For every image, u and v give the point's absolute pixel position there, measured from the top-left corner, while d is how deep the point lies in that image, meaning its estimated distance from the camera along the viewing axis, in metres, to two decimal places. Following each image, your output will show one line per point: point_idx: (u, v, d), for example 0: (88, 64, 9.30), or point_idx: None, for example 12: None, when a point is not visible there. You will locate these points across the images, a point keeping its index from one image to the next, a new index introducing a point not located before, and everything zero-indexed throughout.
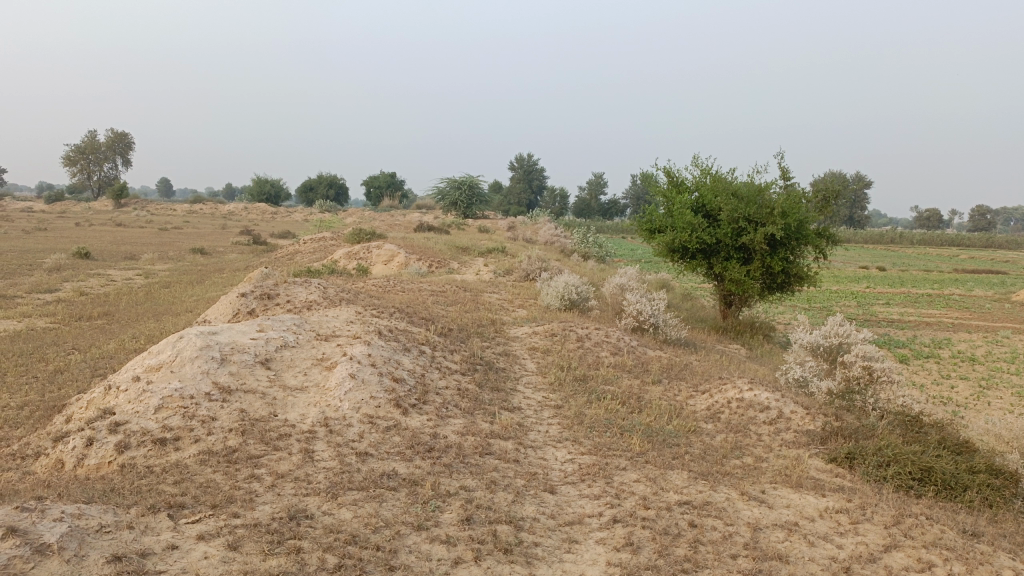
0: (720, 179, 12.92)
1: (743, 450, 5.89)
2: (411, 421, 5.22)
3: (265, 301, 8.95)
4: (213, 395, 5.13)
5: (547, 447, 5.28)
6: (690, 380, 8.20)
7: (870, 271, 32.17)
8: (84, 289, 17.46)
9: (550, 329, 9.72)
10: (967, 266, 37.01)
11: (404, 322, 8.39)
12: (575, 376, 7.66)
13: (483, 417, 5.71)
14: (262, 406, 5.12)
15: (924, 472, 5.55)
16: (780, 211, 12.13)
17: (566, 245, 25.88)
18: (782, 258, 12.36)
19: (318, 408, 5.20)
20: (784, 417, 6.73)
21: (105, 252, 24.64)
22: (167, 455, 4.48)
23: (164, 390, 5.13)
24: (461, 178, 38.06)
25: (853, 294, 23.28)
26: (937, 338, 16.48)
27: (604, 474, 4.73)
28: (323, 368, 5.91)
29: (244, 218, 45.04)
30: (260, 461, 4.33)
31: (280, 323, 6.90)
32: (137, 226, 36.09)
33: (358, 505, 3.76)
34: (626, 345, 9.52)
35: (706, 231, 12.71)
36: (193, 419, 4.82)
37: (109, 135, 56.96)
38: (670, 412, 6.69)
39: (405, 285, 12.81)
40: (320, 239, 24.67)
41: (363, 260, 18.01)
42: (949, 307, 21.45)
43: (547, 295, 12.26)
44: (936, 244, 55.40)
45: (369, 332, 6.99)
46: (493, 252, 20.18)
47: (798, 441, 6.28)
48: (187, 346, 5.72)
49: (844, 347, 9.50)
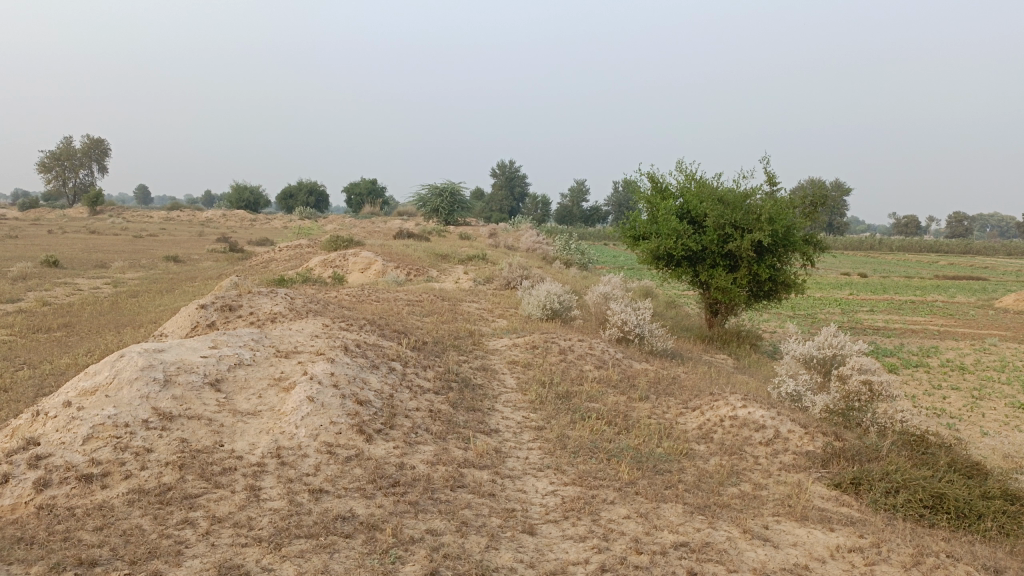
0: (706, 185, 12.50)
1: (740, 477, 5.41)
2: (375, 450, 4.69)
3: (226, 313, 8.34)
4: (151, 423, 4.57)
5: (526, 476, 4.77)
6: (679, 395, 7.72)
7: (851, 277, 32.04)
8: (48, 299, 16.74)
9: (531, 341, 9.21)
10: (946, 272, 37.09)
11: (375, 335, 7.85)
12: (556, 393, 7.16)
13: (457, 443, 5.19)
14: (206, 435, 4.57)
15: (936, 499, 5.10)
16: (767, 217, 11.72)
17: (548, 252, 25.47)
18: (768, 265, 11.95)
19: (270, 437, 4.65)
20: (781, 438, 6.24)
21: (74, 260, 23.81)
22: (92, 495, 3.91)
23: (95, 418, 4.56)
24: (442, 185, 37.67)
25: (836, 301, 23.01)
26: (924, 346, 16.16)
27: (590, 509, 4.23)
28: (280, 389, 5.36)
29: (222, 225, 44.26)
30: (197, 502, 3.80)
31: (236, 338, 6.33)
32: (111, 233, 35.28)
33: (305, 558, 3.24)
34: (611, 357, 9.02)
35: (692, 238, 12.26)
36: (125, 452, 4.27)
37: (85, 142, 55.83)
38: (659, 433, 6.20)
39: (381, 295, 12.25)
40: (296, 246, 24.03)
41: (339, 267, 17.42)
42: (934, 314, 21.18)
43: (529, 304, 11.76)
44: (914, 250, 55.63)
45: (334, 348, 6.45)
46: (473, 260, 19.64)
47: (798, 464, 5.81)
48: (126, 366, 5.16)
49: (838, 359, 9.06)
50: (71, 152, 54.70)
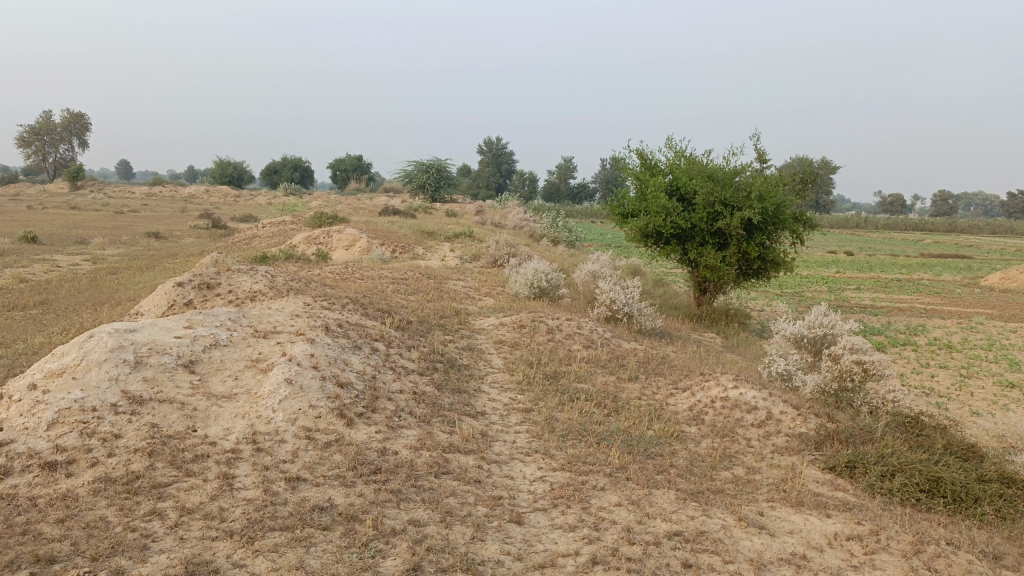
0: (695, 161, 12.31)
1: (732, 460, 5.27)
2: (356, 435, 4.50)
3: (204, 291, 8.09)
4: (121, 407, 4.36)
5: (513, 462, 4.60)
6: (669, 376, 7.57)
7: (838, 255, 32.05)
8: (26, 276, 16.39)
9: (518, 320, 9.03)
10: (931, 250, 37.18)
11: (358, 314, 7.64)
12: (544, 373, 6.99)
13: (442, 426, 5.01)
14: (179, 419, 4.36)
15: (932, 482, 4.98)
16: (757, 194, 11.55)
17: (535, 230, 25.25)
18: (758, 243, 11.80)
19: (246, 421, 4.44)
20: (774, 419, 6.11)
21: (54, 236, 23.35)
22: (55, 484, 3.70)
23: (61, 401, 4.34)
24: (429, 161, 37.22)
25: (823, 279, 22.98)
26: (912, 325, 16.13)
27: (580, 496, 4.07)
28: (258, 371, 5.15)
29: (205, 201, 43.60)
30: (166, 492, 3.61)
31: (213, 317, 6.10)
32: (91, 209, 34.68)
33: (279, 553, 3.06)
34: (599, 337, 8.86)
35: (681, 215, 12.08)
36: (92, 438, 4.06)
37: (65, 116, 54.81)
38: (650, 415, 6.05)
39: (365, 272, 12.01)
40: (280, 223, 23.67)
41: (323, 244, 17.13)
42: (920, 292, 21.16)
43: (516, 283, 11.57)
44: (900, 229, 55.78)
45: (315, 327, 6.23)
46: (460, 237, 19.38)
47: (791, 446, 5.67)
48: (95, 347, 4.92)
49: (829, 339, 8.94)
50: (51, 126, 53.74)
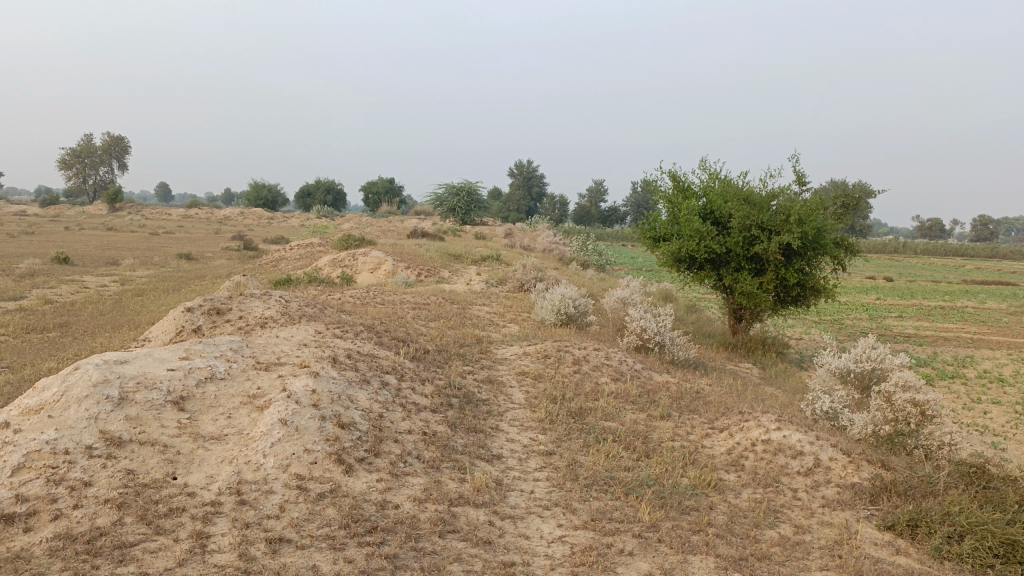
0: (731, 184, 11.77)
1: (778, 515, 4.70)
2: (354, 484, 4.03)
3: (214, 317, 7.72)
4: (97, 450, 3.94)
5: (530, 517, 4.09)
6: (704, 413, 7.01)
7: (877, 281, 31.11)
8: (52, 297, 16.30)
9: (542, 350, 8.53)
10: (975, 277, 35.91)
11: (372, 342, 7.21)
12: (569, 410, 6.48)
13: (452, 473, 4.52)
14: (158, 465, 3.94)
15: (1009, 546, 4.29)
16: (796, 218, 10.95)
17: (564, 253, 24.81)
18: (797, 269, 11.17)
19: (232, 467, 4.00)
20: (822, 467, 5.53)
21: (87, 256, 23.42)
22: (8, 540, 3.28)
23: (31, 443, 3.93)
24: (459, 184, 37.06)
25: (863, 306, 22.14)
26: (960, 356, 15.30)
27: (604, 564, 3.57)
28: (254, 409, 4.72)
29: (239, 223, 43.92)
30: (129, 554, 3.17)
31: (213, 347, 5.69)
32: (127, 230, 35.02)
33: None
34: (629, 369, 8.32)
35: (715, 240, 11.52)
36: (58, 486, 3.64)
37: (105, 139, 55.67)
38: (684, 460, 5.50)
39: (386, 296, 11.61)
40: (308, 244, 23.46)
41: (348, 267, 16.84)
42: (965, 321, 20.22)
43: (542, 309, 11.09)
44: (939, 255, 54.32)
45: (321, 359, 5.80)
46: (487, 261, 18.98)
47: (842, 500, 5.09)
48: (78, 381, 4.53)
49: (878, 374, 8.29)
50: (91, 149, 54.69)
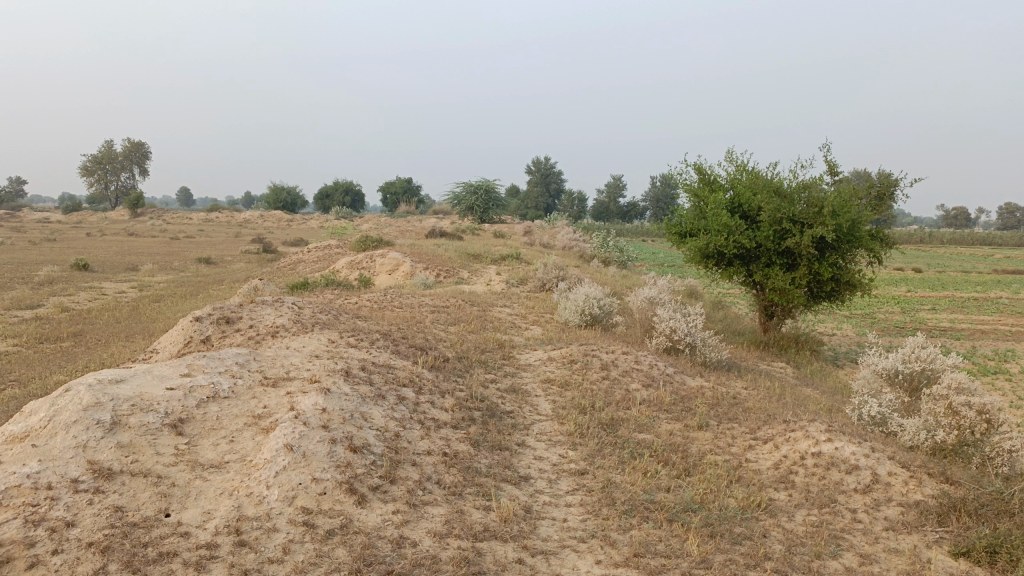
0: (760, 176, 11.24)
1: (839, 542, 4.23)
2: (368, 517, 3.62)
3: (223, 326, 7.33)
4: (83, 484, 3.56)
5: (564, 552, 3.66)
6: (745, 421, 6.53)
7: (906, 273, 30.30)
8: (68, 305, 16.05)
9: (568, 355, 8.08)
10: (1005, 266, 34.89)
11: (388, 351, 6.79)
12: (600, 421, 6.02)
13: (476, 501, 4.09)
14: (151, 501, 3.54)
15: None
16: (830, 209, 10.38)
17: (585, 251, 24.34)
18: (831, 263, 10.61)
19: (233, 502, 3.60)
20: (881, 483, 5.05)
21: (107, 263, 23.27)
22: None
23: (11, 477, 3.55)
24: (477, 182, 36.67)
25: (895, 299, 21.45)
26: (1001, 350, 14.64)
27: None
28: (259, 431, 4.31)
29: (260, 226, 43.95)
30: None
31: (217, 362, 5.28)
32: (148, 235, 34.96)
33: None
34: (661, 373, 7.84)
35: (745, 234, 10.97)
36: (38, 527, 3.25)
37: (126, 145, 55.90)
38: (729, 478, 5.03)
39: (404, 299, 11.19)
40: (325, 246, 23.11)
41: (366, 269, 16.46)
42: (1002, 312, 19.48)
43: (566, 309, 10.64)
44: (967, 243, 53.16)
45: (332, 373, 5.38)
46: (507, 260, 18.53)
47: (907, 521, 4.60)
48: (67, 405, 4.15)
49: (928, 375, 7.75)
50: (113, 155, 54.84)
